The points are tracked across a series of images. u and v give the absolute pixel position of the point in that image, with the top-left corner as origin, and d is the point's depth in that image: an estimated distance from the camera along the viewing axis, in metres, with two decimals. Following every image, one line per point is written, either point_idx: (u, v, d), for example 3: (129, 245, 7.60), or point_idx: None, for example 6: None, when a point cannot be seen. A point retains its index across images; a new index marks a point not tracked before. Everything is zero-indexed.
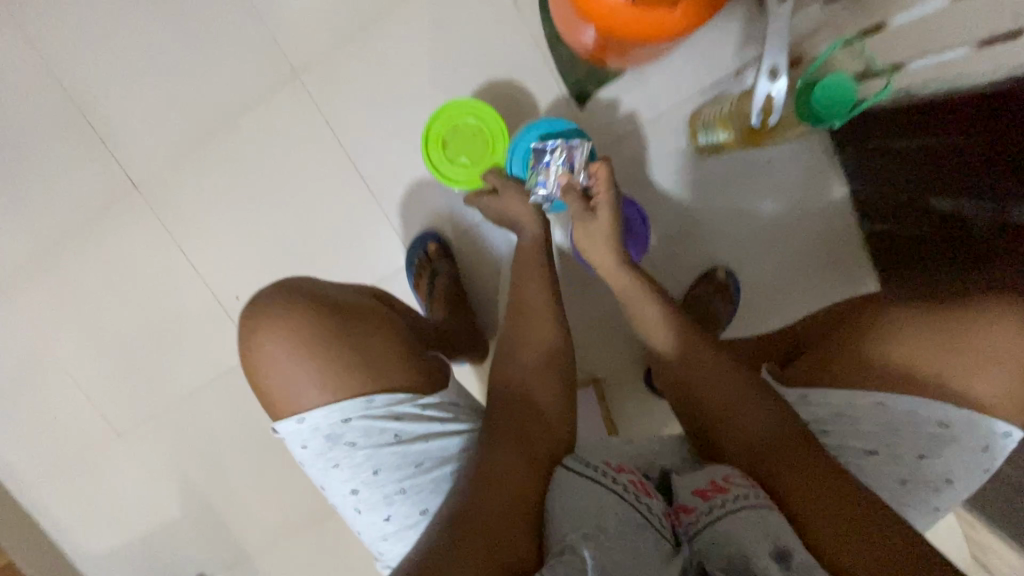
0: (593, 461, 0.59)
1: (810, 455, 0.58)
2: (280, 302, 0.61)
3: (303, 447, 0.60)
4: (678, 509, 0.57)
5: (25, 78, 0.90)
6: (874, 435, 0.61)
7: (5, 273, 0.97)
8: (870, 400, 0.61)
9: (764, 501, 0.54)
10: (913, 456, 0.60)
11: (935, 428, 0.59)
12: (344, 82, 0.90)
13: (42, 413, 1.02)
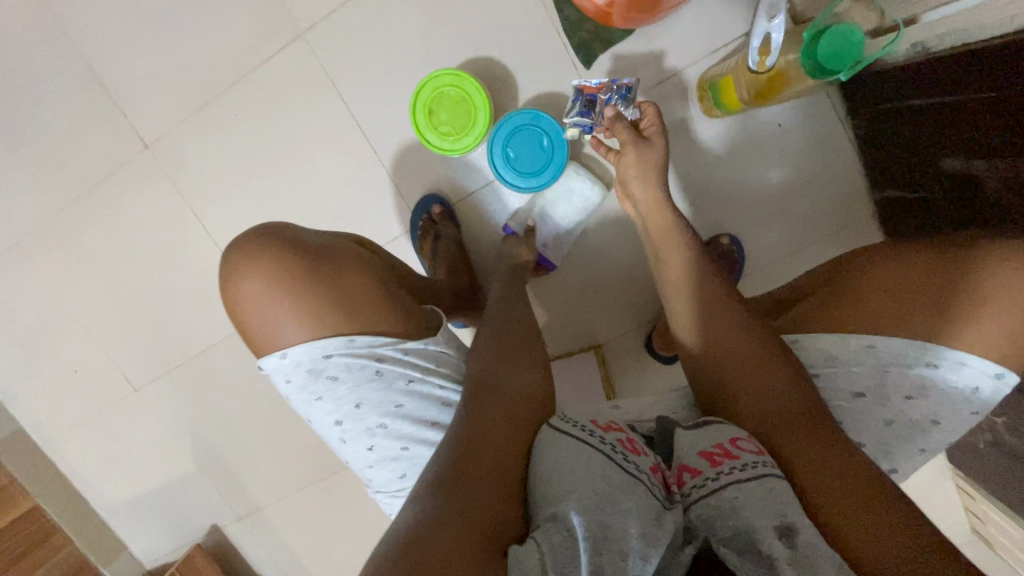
0: (578, 420, 0.58)
1: (821, 424, 0.56)
2: (263, 240, 0.60)
3: (286, 381, 0.60)
4: (681, 471, 0.54)
5: (57, 47, 0.96)
6: (862, 377, 0.57)
7: (48, 232, 1.06)
8: (860, 343, 0.58)
9: (775, 469, 0.52)
10: (900, 396, 0.56)
11: (924, 368, 0.54)
12: (349, 46, 0.92)
13: (90, 357, 1.13)
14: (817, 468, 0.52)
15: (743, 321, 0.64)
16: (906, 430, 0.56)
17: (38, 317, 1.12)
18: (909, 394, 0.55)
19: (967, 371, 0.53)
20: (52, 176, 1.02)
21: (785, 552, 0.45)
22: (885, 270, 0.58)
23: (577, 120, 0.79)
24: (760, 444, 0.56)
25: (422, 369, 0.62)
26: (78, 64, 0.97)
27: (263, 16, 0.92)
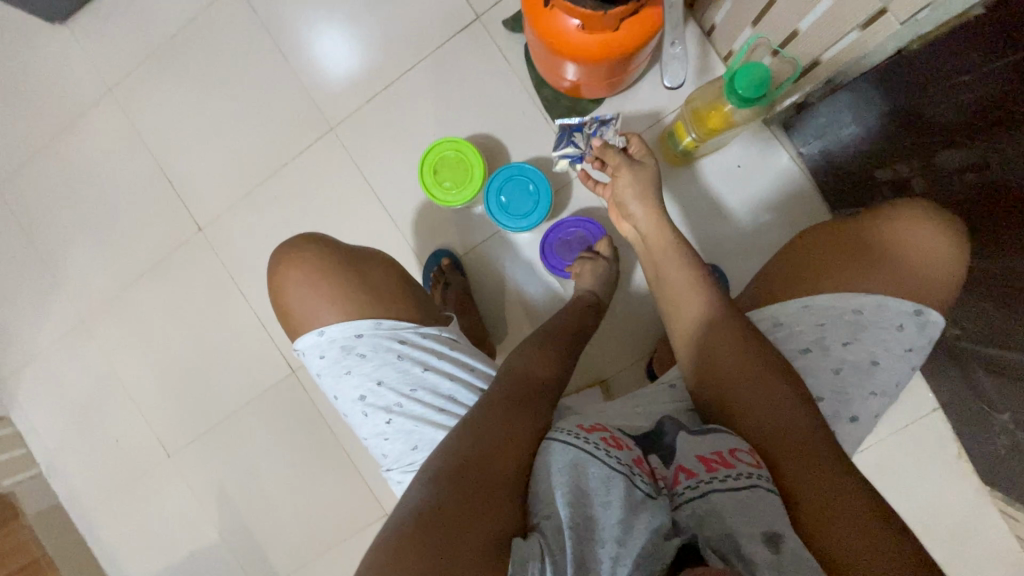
0: (565, 427, 0.59)
1: (818, 442, 0.57)
2: (309, 241, 0.72)
3: (320, 356, 0.68)
4: (677, 471, 0.56)
5: (132, 155, 1.18)
6: (806, 335, 0.66)
7: (108, 309, 1.21)
8: (797, 305, 0.68)
9: (767, 482, 0.54)
10: (840, 342, 0.65)
11: (853, 315, 0.66)
12: (369, 134, 1.11)
13: (132, 423, 1.22)
14: (799, 464, 0.55)
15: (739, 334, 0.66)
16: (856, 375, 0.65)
17: (90, 388, 1.23)
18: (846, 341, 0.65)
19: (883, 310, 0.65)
20: (120, 259, 1.20)
21: (770, 558, 0.46)
22: (816, 240, 0.71)
23: (565, 151, 0.91)
24: (757, 457, 0.57)
25: (438, 354, 0.70)
26: (152, 168, 1.18)
27: (301, 119, 1.13)
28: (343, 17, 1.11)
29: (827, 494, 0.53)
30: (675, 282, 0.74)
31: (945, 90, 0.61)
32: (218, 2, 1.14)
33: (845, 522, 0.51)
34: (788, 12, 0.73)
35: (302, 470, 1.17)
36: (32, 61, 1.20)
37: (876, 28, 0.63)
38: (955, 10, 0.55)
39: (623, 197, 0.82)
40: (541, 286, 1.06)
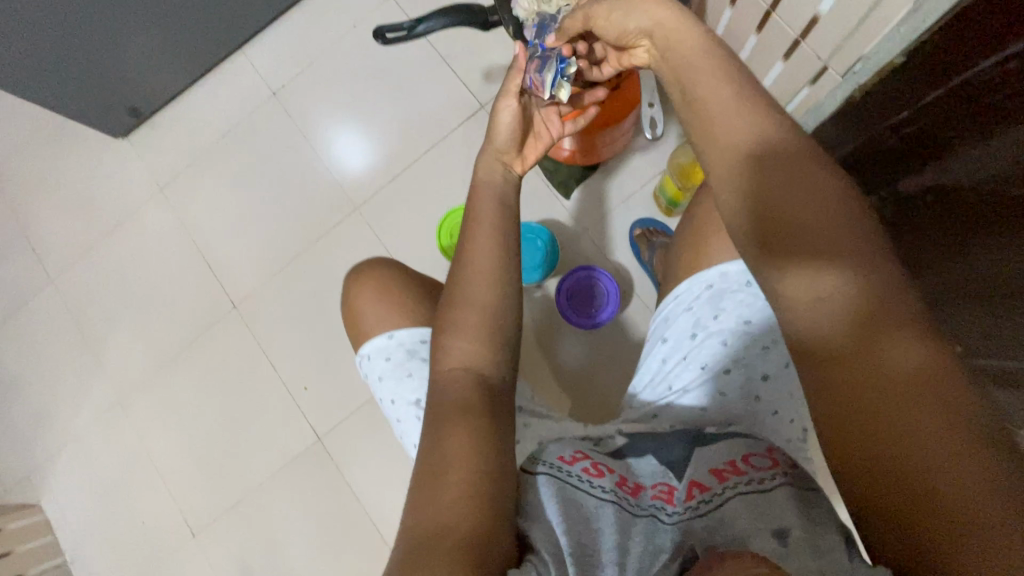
0: (550, 459, 0.61)
1: (921, 392, 0.40)
2: (377, 264, 0.85)
3: (387, 358, 0.78)
4: (690, 485, 0.59)
5: (172, 244, 1.31)
6: (682, 325, 0.72)
7: (138, 389, 1.26)
8: (669, 298, 0.74)
9: (785, 478, 0.56)
10: (710, 316, 0.70)
11: (709, 287, 0.71)
12: (388, 210, 1.24)
13: (160, 502, 1.22)
14: (870, 417, 0.42)
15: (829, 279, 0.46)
16: (696, 348, 0.71)
17: (121, 468, 1.25)
18: (665, 332, 0.74)
19: (672, 304, 0.74)
20: (160, 339, 1.28)
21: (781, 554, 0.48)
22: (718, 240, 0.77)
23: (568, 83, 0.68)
24: (773, 458, 0.60)
25: None
26: (192, 254, 1.30)
27: (328, 201, 1.26)
28: (365, 113, 1.28)
29: (901, 455, 0.40)
30: (756, 178, 0.50)
31: (893, 126, 0.70)
32: (257, 110, 1.32)
33: (912, 466, 0.39)
34: (748, 74, 0.86)
35: (324, 543, 1.15)
36: (94, 170, 1.36)
37: (824, 81, 0.74)
38: (881, 63, 0.65)
39: (689, 91, 0.55)
40: (555, 336, 1.12)
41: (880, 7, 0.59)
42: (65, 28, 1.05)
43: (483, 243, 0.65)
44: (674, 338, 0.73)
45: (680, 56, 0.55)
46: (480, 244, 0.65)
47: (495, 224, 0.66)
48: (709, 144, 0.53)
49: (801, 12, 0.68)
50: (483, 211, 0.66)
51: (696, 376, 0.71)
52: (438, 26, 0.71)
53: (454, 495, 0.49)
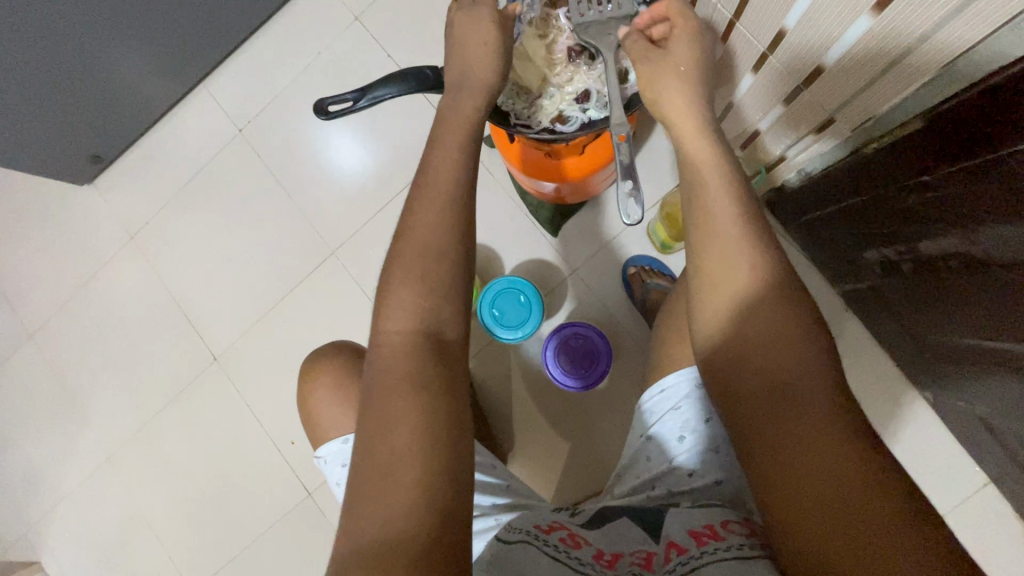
0: (523, 527, 0.62)
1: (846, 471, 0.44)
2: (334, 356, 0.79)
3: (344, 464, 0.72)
4: (668, 548, 0.55)
5: (147, 294, 1.26)
6: (672, 421, 0.70)
7: (122, 446, 1.23)
8: (655, 389, 0.73)
9: (764, 550, 0.51)
10: (700, 417, 0.68)
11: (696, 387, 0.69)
12: (368, 253, 1.18)
13: (152, 561, 1.19)
14: (803, 493, 0.45)
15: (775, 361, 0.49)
16: (683, 451, 0.68)
17: (114, 526, 1.22)
18: (652, 427, 0.72)
19: (658, 397, 0.72)
20: (144, 394, 1.24)
21: None
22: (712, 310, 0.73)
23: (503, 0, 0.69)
24: (751, 527, 0.55)
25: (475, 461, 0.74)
26: (167, 305, 1.25)
27: (304, 244, 1.20)
28: (338, 149, 1.21)
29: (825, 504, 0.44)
30: (725, 243, 0.53)
31: (905, 189, 0.64)
32: (224, 149, 1.25)
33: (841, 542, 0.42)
34: (746, 111, 0.77)
35: None
36: (63, 219, 1.31)
37: (830, 129, 0.68)
38: (897, 120, 0.60)
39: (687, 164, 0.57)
40: (547, 385, 1.06)
41: (900, 65, 0.52)
42: (22, 89, 1.00)
43: (439, 178, 0.59)
44: (661, 434, 0.70)
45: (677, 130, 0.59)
46: (430, 186, 0.59)
47: (450, 156, 0.60)
48: (698, 207, 0.55)
49: (800, 63, 0.60)
50: (444, 143, 0.61)
51: (686, 466, 0.68)
52: (388, 95, 0.67)
53: (401, 510, 0.44)
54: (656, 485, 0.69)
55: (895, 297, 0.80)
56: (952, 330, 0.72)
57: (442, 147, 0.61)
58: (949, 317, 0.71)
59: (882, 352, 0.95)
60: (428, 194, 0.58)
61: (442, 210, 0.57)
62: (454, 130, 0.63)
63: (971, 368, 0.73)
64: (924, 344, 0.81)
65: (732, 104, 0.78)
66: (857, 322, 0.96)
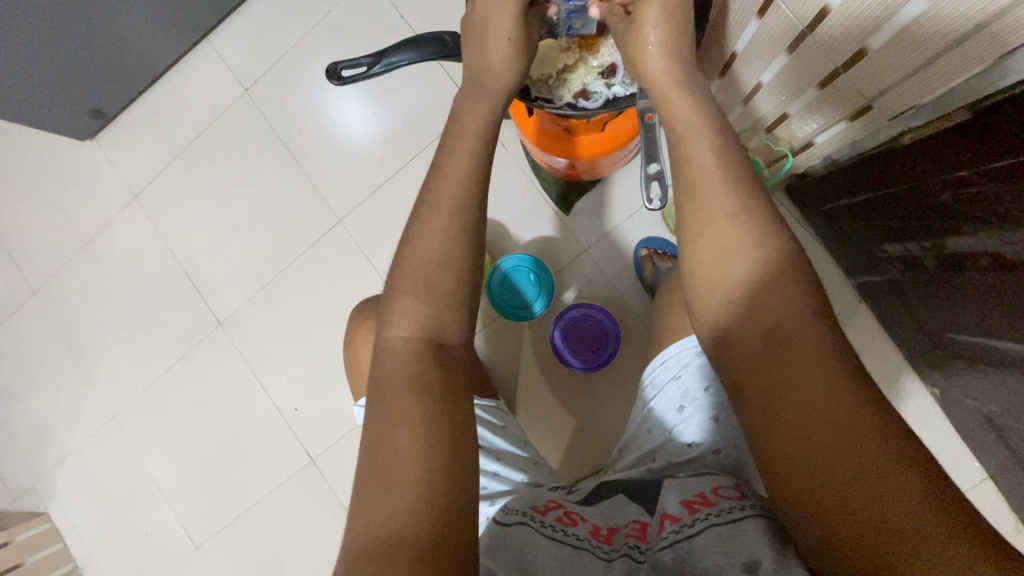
0: (519, 509, 0.61)
1: (870, 451, 0.42)
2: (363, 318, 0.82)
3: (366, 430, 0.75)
4: (662, 518, 0.55)
5: (149, 254, 1.25)
6: (672, 395, 0.68)
7: (126, 405, 1.25)
8: (657, 362, 0.71)
9: (754, 510, 0.52)
10: (699, 389, 0.66)
11: (694, 357, 0.67)
12: (375, 222, 1.16)
13: (157, 518, 1.22)
14: (820, 480, 0.43)
15: (801, 339, 0.47)
16: (681, 421, 0.66)
17: (121, 482, 1.24)
18: (651, 399, 0.70)
19: (658, 369, 0.70)
20: (149, 356, 1.24)
21: None
22: None
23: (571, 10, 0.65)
24: (742, 492, 0.56)
25: (493, 429, 0.75)
26: (171, 266, 1.24)
27: (310, 211, 1.18)
28: (346, 113, 1.18)
29: (840, 487, 0.42)
30: (720, 233, 0.52)
31: (942, 184, 0.63)
32: (230, 108, 1.21)
33: (855, 522, 0.41)
34: (775, 93, 0.74)
35: (308, 568, 1.13)
36: (66, 175, 1.28)
37: (866, 117, 0.65)
38: (941, 112, 0.58)
39: (679, 152, 0.56)
40: (550, 363, 1.05)
41: (953, 53, 0.50)
42: (24, 40, 0.96)
43: (456, 172, 0.58)
44: (661, 406, 0.69)
45: (668, 112, 0.57)
46: (451, 174, 0.58)
47: (466, 152, 0.59)
48: (691, 198, 0.54)
49: (840, 45, 0.57)
50: (456, 140, 0.60)
51: (681, 435, 0.66)
52: (403, 62, 0.64)
53: (409, 493, 0.45)
54: (655, 456, 0.67)
55: (910, 290, 0.79)
56: (971, 328, 0.70)
57: (468, 131, 0.60)
58: (966, 314, 0.70)
59: (892, 345, 0.94)
60: (450, 181, 0.58)
61: (456, 210, 0.57)
62: (480, 113, 0.62)
63: (988, 371, 0.72)
64: (938, 341, 0.80)
65: (760, 84, 0.75)
66: (867, 313, 0.95)
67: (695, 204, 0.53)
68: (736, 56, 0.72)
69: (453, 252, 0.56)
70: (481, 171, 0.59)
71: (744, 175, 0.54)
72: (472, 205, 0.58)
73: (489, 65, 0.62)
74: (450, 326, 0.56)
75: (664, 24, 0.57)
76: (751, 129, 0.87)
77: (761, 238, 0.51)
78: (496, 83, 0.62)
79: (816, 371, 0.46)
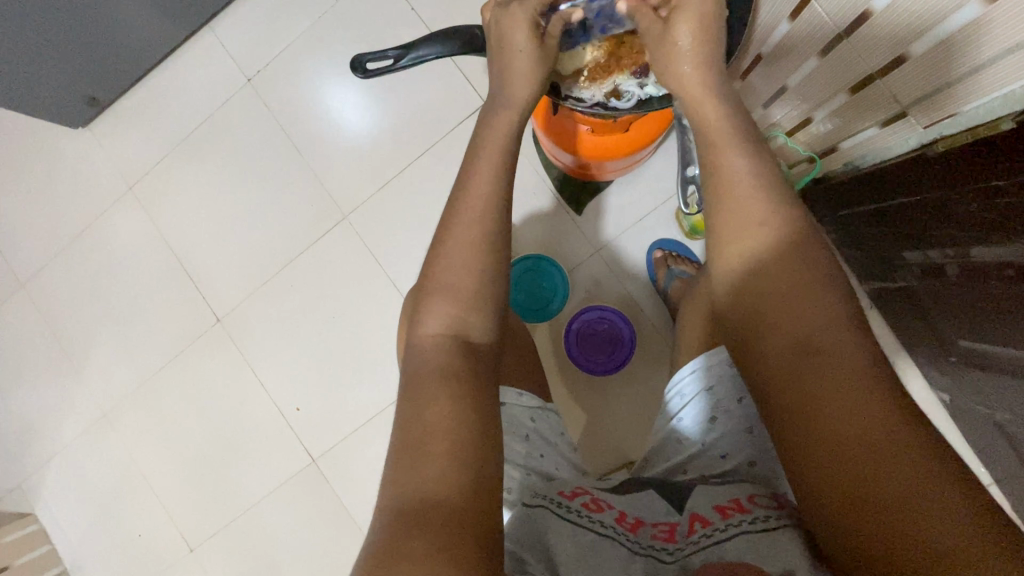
0: (546, 493, 0.60)
1: (915, 459, 0.41)
2: None
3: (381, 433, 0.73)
4: (692, 519, 0.55)
5: (144, 247, 1.21)
6: (707, 405, 0.67)
7: (118, 403, 1.21)
8: (686, 371, 0.69)
9: (792, 520, 0.50)
10: (734, 400, 0.65)
11: (728, 369, 0.66)
12: (381, 218, 1.13)
13: (148, 520, 1.18)
14: (857, 482, 0.42)
15: (843, 343, 0.46)
16: (714, 433, 0.66)
17: (113, 481, 1.20)
18: (678, 411, 0.69)
19: (686, 380, 0.68)
20: (143, 352, 1.20)
21: None
22: None
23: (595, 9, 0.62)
24: (778, 501, 0.54)
25: (537, 421, 0.72)
26: (167, 260, 1.20)
27: (313, 206, 1.15)
28: (353, 106, 1.15)
29: (879, 493, 0.41)
30: (750, 239, 0.51)
31: (971, 194, 0.62)
32: (230, 99, 1.18)
33: (893, 527, 0.40)
34: (800, 97, 0.73)
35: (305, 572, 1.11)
36: (57, 165, 1.24)
37: (899, 124, 0.65)
38: (979, 120, 0.57)
39: (712, 153, 0.55)
40: (559, 364, 1.03)
41: (999, 61, 0.49)
42: (18, 23, 0.92)
43: (487, 180, 0.58)
44: (690, 417, 0.68)
45: (701, 122, 0.57)
46: (480, 180, 0.58)
47: (495, 158, 0.59)
48: (723, 206, 0.53)
49: (880, 49, 0.56)
50: (483, 149, 0.60)
51: (716, 448, 0.65)
52: (430, 56, 0.63)
53: (432, 473, 0.44)
54: (686, 468, 0.66)
55: (928, 299, 0.79)
56: (986, 334, 0.71)
57: (498, 140, 0.61)
58: (985, 322, 0.70)
59: (902, 351, 0.94)
60: (482, 186, 0.58)
61: (485, 217, 0.57)
62: (507, 119, 0.62)
63: (1002, 378, 0.72)
64: (952, 347, 0.80)
65: (784, 88, 0.74)
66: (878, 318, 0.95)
67: (728, 208, 0.52)
68: (761, 58, 0.73)
69: (481, 258, 0.56)
70: (510, 176, 0.60)
71: (777, 183, 0.53)
72: (502, 213, 0.58)
73: (516, 64, 0.61)
74: (476, 327, 0.55)
75: (700, 30, 0.56)
76: (773, 131, 0.86)
77: (799, 246, 0.50)
78: (525, 84, 0.62)
79: (859, 376, 0.44)
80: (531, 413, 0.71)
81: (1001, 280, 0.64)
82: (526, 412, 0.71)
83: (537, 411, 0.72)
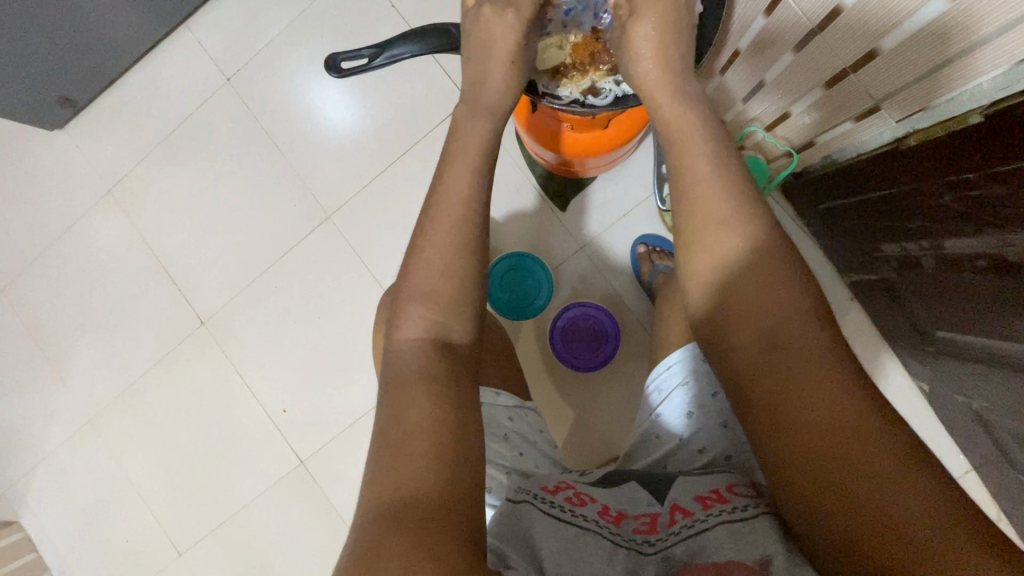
0: (532, 489, 0.60)
1: (884, 450, 0.41)
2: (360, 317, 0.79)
3: None
4: (673, 511, 0.55)
5: (126, 250, 1.19)
6: (686, 400, 0.67)
7: (103, 408, 1.19)
8: (663, 366, 0.70)
9: (768, 508, 0.51)
10: (710, 395, 0.66)
11: (703, 366, 0.67)
12: (365, 217, 1.13)
13: (137, 525, 1.17)
14: (828, 474, 0.43)
15: (815, 338, 0.46)
16: (691, 428, 0.66)
17: (99, 487, 1.19)
18: (658, 406, 0.70)
19: (665, 375, 0.70)
20: (125, 357, 1.19)
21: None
22: None
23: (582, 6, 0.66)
24: (758, 491, 0.55)
25: (515, 416, 0.73)
26: (150, 262, 1.18)
27: (297, 206, 1.14)
28: (335, 105, 1.14)
29: (851, 486, 0.41)
30: (717, 236, 0.52)
31: (945, 184, 0.63)
32: (210, 100, 1.16)
33: (863, 518, 0.40)
34: (777, 92, 0.74)
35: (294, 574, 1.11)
36: (34, 167, 1.22)
37: (874, 119, 0.66)
38: (951, 114, 0.58)
39: (679, 153, 0.55)
40: (545, 362, 1.04)
41: (968, 56, 0.50)
42: None
43: (467, 182, 0.58)
44: (667, 412, 0.68)
45: (661, 122, 0.57)
46: (459, 180, 0.58)
47: (472, 158, 0.60)
48: (692, 204, 0.53)
49: (853, 44, 0.57)
50: (460, 151, 0.60)
51: (692, 442, 0.66)
52: (406, 54, 0.63)
53: (416, 472, 0.44)
54: (666, 463, 0.67)
55: (905, 290, 0.80)
56: (963, 324, 0.72)
57: (477, 140, 0.61)
58: (961, 312, 0.71)
59: (883, 342, 0.95)
60: (461, 187, 0.58)
61: (465, 218, 0.57)
62: (485, 119, 0.62)
63: (976, 367, 0.73)
64: (929, 337, 0.81)
65: (762, 83, 0.75)
66: (858, 311, 0.96)
67: (696, 205, 0.53)
68: (738, 53, 0.73)
69: (458, 260, 0.56)
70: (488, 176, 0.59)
71: (747, 180, 0.53)
72: (481, 215, 0.58)
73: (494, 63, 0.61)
74: (457, 326, 0.55)
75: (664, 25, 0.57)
76: (750, 127, 0.87)
77: (764, 241, 0.50)
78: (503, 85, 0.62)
79: (830, 371, 0.45)
80: (509, 412, 0.72)
81: (976, 271, 0.65)
82: (503, 412, 0.72)
83: (514, 409, 0.73)
